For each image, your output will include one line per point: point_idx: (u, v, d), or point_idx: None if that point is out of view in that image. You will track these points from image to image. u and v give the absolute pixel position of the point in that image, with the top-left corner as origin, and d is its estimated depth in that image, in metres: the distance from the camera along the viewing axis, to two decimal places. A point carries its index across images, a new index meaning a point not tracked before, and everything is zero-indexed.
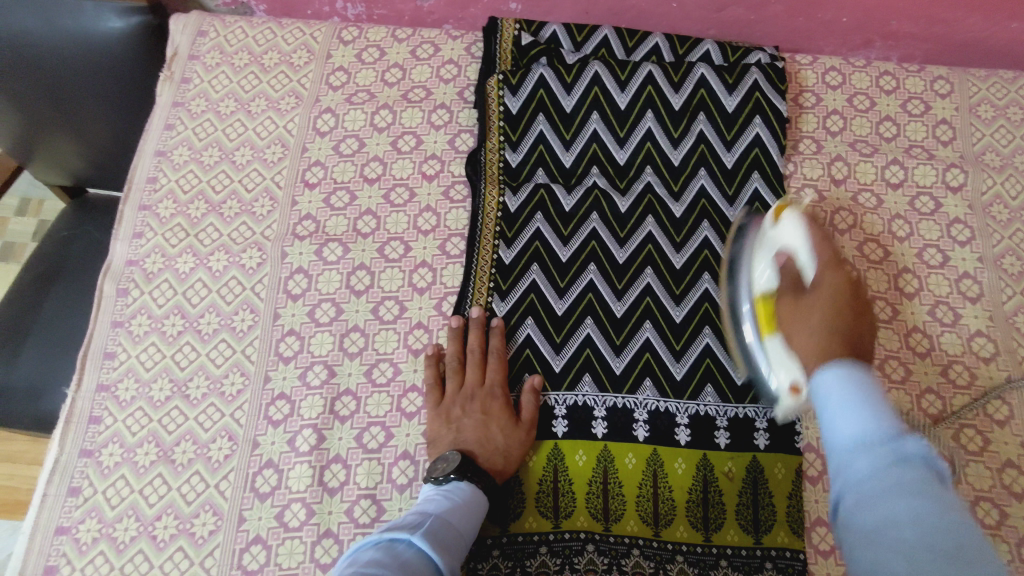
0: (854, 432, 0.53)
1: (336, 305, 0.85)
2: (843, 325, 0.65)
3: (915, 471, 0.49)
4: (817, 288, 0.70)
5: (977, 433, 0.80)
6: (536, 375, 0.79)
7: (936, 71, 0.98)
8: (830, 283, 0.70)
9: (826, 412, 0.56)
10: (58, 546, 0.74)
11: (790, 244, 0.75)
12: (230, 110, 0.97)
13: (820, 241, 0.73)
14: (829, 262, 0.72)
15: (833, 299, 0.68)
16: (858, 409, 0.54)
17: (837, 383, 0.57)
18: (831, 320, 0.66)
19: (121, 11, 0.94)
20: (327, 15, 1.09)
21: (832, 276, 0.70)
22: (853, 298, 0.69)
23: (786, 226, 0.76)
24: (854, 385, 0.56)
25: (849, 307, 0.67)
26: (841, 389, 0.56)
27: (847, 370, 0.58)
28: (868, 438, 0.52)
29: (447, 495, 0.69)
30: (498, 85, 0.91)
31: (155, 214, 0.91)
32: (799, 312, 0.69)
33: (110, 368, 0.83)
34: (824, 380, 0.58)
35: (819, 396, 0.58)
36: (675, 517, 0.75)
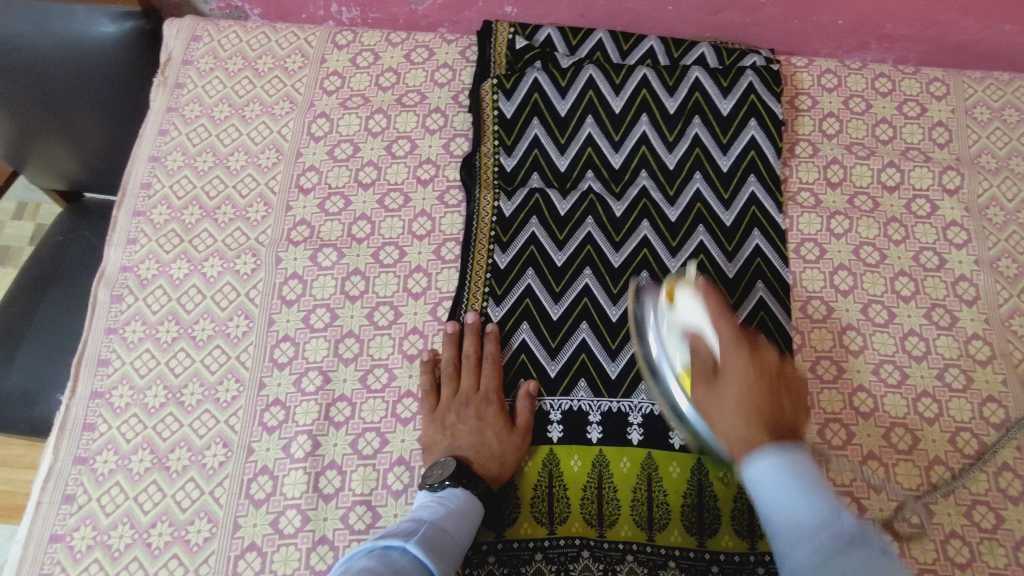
0: (798, 521, 0.55)
1: (331, 311, 0.85)
2: (758, 410, 0.63)
3: (860, 550, 0.51)
4: (726, 378, 0.67)
5: (973, 437, 0.80)
6: (531, 381, 0.79)
7: (931, 74, 0.98)
8: (737, 365, 0.66)
9: (765, 497, 0.57)
10: (52, 554, 0.74)
11: (689, 324, 0.71)
12: (224, 115, 0.97)
13: (717, 312, 0.69)
14: (731, 339, 0.68)
15: (743, 380, 0.65)
16: (800, 498, 0.55)
17: (774, 469, 0.58)
18: (746, 406, 0.64)
19: (114, 16, 0.95)
20: (321, 19, 1.09)
21: (735, 354, 0.67)
22: (764, 373, 0.66)
23: (682, 301, 0.72)
24: (792, 475, 0.57)
25: (762, 387, 0.65)
26: (778, 482, 0.57)
27: (777, 459, 0.58)
28: (812, 527, 0.53)
29: (442, 501, 0.69)
30: (492, 90, 0.91)
31: (149, 220, 0.91)
32: (714, 404, 0.67)
33: (104, 375, 0.83)
34: (758, 473, 0.58)
35: (754, 481, 0.59)
36: (669, 521, 0.75)
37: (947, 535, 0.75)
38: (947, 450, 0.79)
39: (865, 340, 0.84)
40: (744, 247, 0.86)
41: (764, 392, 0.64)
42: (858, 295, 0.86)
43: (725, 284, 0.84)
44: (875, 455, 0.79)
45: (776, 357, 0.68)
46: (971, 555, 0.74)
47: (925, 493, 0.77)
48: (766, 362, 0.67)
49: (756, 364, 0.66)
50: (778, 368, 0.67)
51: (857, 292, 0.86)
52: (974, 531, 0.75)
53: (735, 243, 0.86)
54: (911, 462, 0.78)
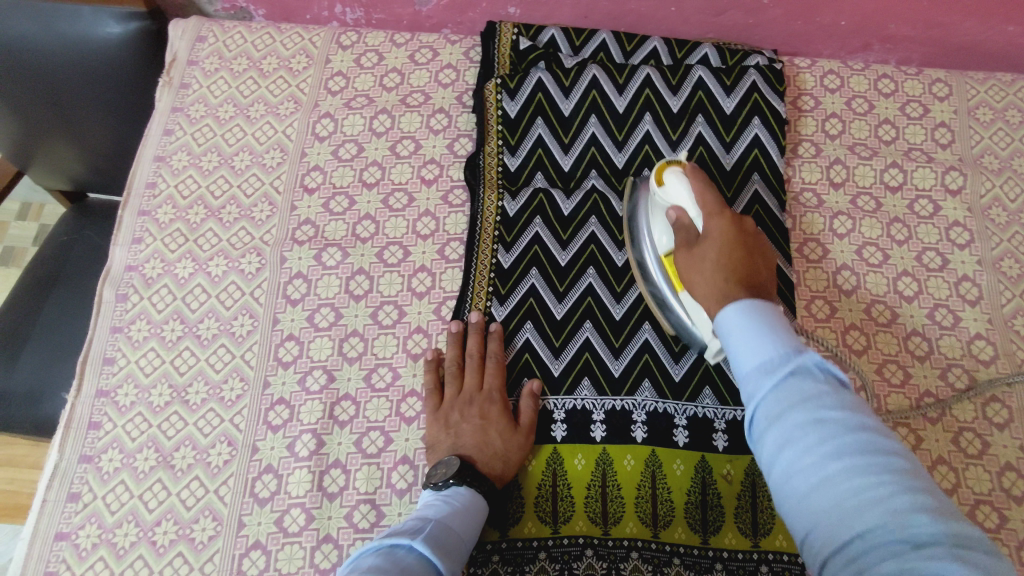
0: (759, 354, 0.56)
1: (336, 310, 0.85)
2: (734, 268, 0.67)
3: (815, 381, 0.53)
4: (706, 241, 0.70)
5: (977, 436, 0.80)
6: (535, 379, 0.79)
7: (934, 75, 0.98)
8: (716, 229, 0.70)
9: (730, 344, 0.59)
10: (58, 552, 0.75)
11: (675, 199, 0.75)
12: (229, 115, 0.97)
13: (702, 187, 0.73)
14: (711, 207, 0.71)
15: (721, 241, 0.69)
16: (760, 338, 0.56)
17: (737, 317, 0.59)
18: (722, 264, 0.67)
19: (121, 17, 0.95)
20: (325, 20, 1.09)
21: (717, 219, 0.70)
22: (742, 237, 0.69)
23: (669, 180, 0.76)
24: (754, 317, 0.58)
25: (738, 247, 0.68)
26: (741, 325, 0.58)
27: (745, 304, 0.60)
28: (769, 361, 0.55)
29: (448, 500, 0.69)
30: (497, 90, 0.91)
31: (154, 219, 0.91)
32: (693, 264, 0.70)
33: (109, 374, 0.83)
34: (726, 317, 0.60)
35: (721, 331, 0.60)
36: (673, 519, 0.75)
37: None
38: (950, 450, 0.79)
39: (868, 339, 0.84)
40: None
41: (740, 253, 0.68)
42: (861, 295, 0.86)
43: None
44: None
45: (752, 225, 0.72)
46: None
47: None
48: (744, 228, 0.71)
49: (735, 228, 0.70)
50: (755, 236, 0.71)
51: (860, 292, 0.86)
52: None
53: None
54: None
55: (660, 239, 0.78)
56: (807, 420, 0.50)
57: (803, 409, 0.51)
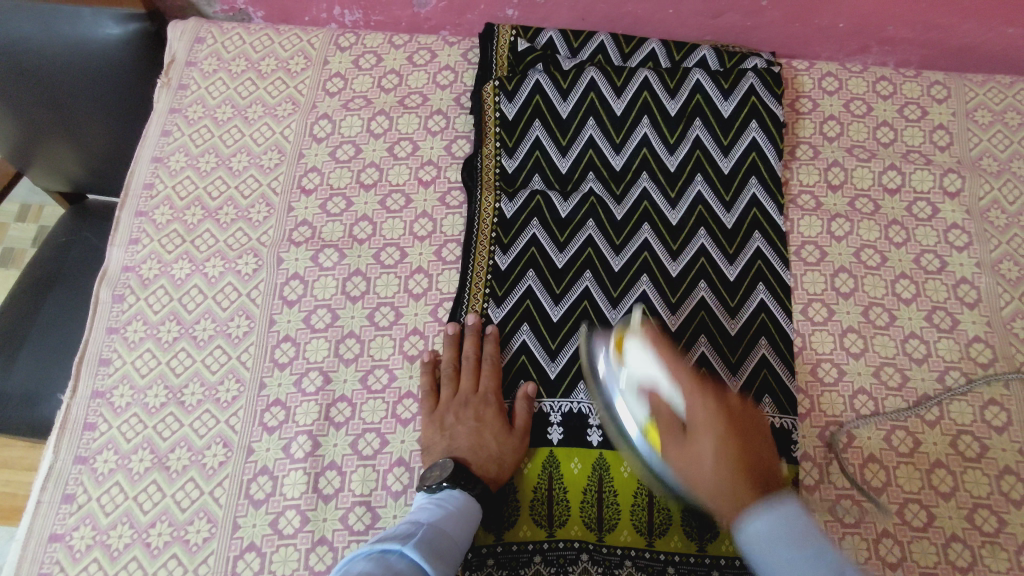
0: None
1: (332, 311, 0.85)
2: (736, 458, 0.61)
3: None
4: (696, 426, 0.64)
5: (975, 440, 0.79)
6: (530, 382, 0.79)
7: (932, 77, 0.98)
8: (702, 412, 0.64)
9: (764, 568, 0.55)
10: (51, 553, 0.74)
11: (647, 372, 0.69)
12: (227, 116, 0.97)
13: (674, 362, 0.67)
14: (690, 386, 0.66)
15: (712, 432, 0.63)
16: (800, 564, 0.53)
17: (767, 531, 0.56)
18: (723, 460, 0.61)
19: (120, 18, 0.96)
20: (324, 21, 1.09)
21: (702, 403, 0.64)
22: (731, 418, 0.64)
23: (636, 352, 0.70)
24: (789, 530, 0.55)
25: (731, 434, 0.63)
26: (773, 543, 0.55)
27: (774, 518, 0.56)
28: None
29: (441, 503, 0.69)
30: (494, 91, 0.91)
31: (152, 220, 0.91)
32: (687, 461, 0.64)
33: (105, 375, 0.83)
34: (754, 529, 0.57)
35: (749, 550, 0.57)
36: (669, 526, 0.75)
37: (949, 539, 0.75)
38: (948, 453, 0.78)
39: (865, 342, 0.84)
40: (745, 250, 0.86)
41: (737, 441, 0.63)
42: (858, 297, 0.86)
43: (726, 286, 0.84)
44: (876, 457, 0.78)
45: (735, 399, 0.67)
46: (973, 559, 0.74)
47: (927, 496, 0.77)
48: (729, 404, 0.66)
49: (722, 408, 0.64)
50: (742, 411, 0.66)
51: (859, 294, 0.86)
52: (975, 534, 0.75)
53: (736, 245, 0.86)
54: (913, 465, 0.78)
55: (636, 411, 0.71)
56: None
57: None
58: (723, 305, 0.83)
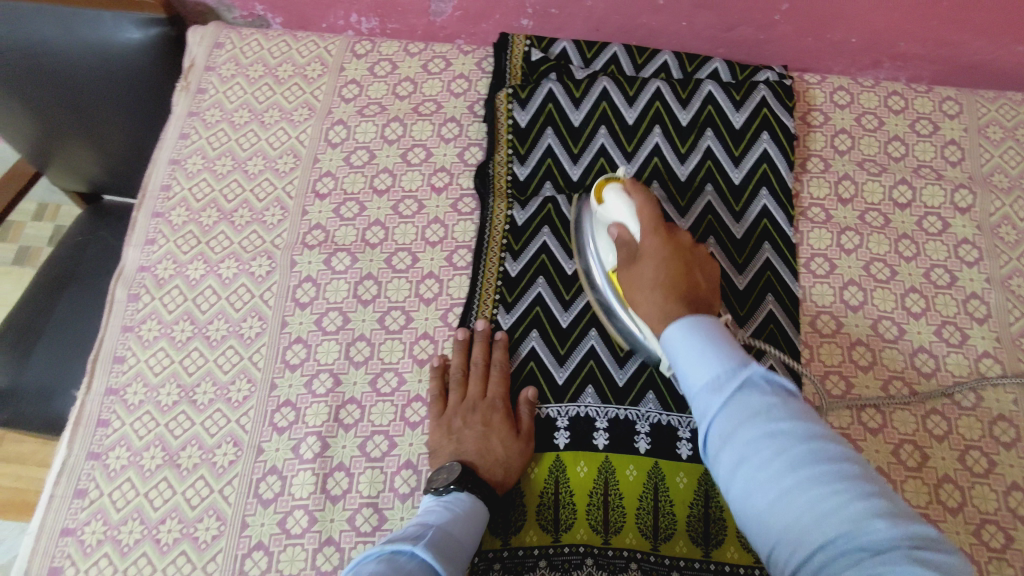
0: (709, 378, 0.57)
1: (343, 314, 0.86)
2: (677, 291, 0.67)
3: (764, 395, 0.55)
4: (646, 254, 0.70)
5: (983, 455, 0.79)
6: (533, 388, 0.79)
7: (944, 93, 0.98)
8: (652, 246, 0.70)
9: (677, 361, 0.61)
10: (63, 547, 0.75)
11: (616, 216, 0.75)
12: (244, 120, 0.99)
13: (640, 203, 0.73)
14: (649, 224, 0.71)
15: (658, 263, 0.69)
16: (705, 352, 0.59)
17: (682, 333, 0.61)
18: (663, 290, 0.67)
19: (141, 22, 0.97)
20: (341, 28, 1.11)
21: (654, 237, 0.70)
22: (678, 253, 0.70)
23: (611, 198, 0.75)
24: (700, 331, 0.60)
25: (675, 267, 0.69)
26: (685, 339, 0.60)
27: (692, 327, 0.61)
28: (716, 381, 0.57)
29: (448, 506, 0.68)
30: (508, 99, 0.93)
31: (168, 221, 0.92)
32: (635, 288, 0.70)
33: (119, 372, 0.84)
34: (671, 334, 0.62)
35: (667, 347, 0.62)
36: (674, 531, 0.75)
37: None
38: (956, 468, 0.78)
39: (874, 355, 0.84)
40: (755, 260, 0.87)
41: (678, 267, 0.69)
42: (867, 311, 0.86)
43: (735, 295, 0.85)
44: (884, 470, 0.78)
45: (688, 240, 0.72)
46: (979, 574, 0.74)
47: (934, 511, 0.76)
48: (679, 244, 0.71)
49: (669, 244, 0.70)
50: (691, 249, 0.71)
51: (867, 308, 0.86)
52: (983, 550, 0.75)
53: (745, 255, 0.87)
54: (920, 479, 0.78)
55: (605, 253, 0.78)
56: (759, 436, 0.52)
57: (753, 423, 0.53)
58: (732, 313, 0.84)
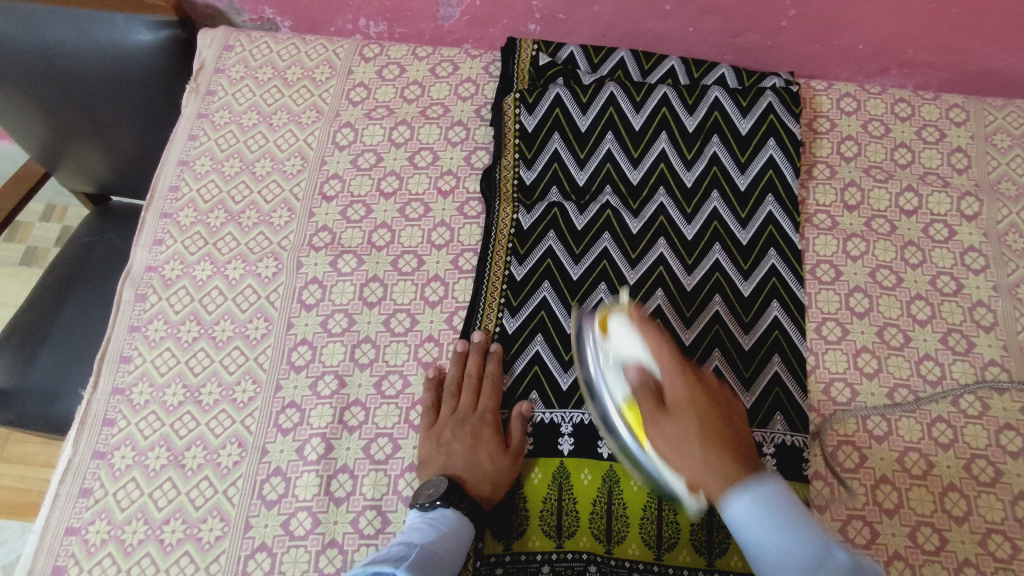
0: (794, 560, 0.56)
1: (349, 316, 0.86)
2: (724, 444, 0.62)
3: None
4: (677, 401, 0.64)
5: (989, 464, 0.79)
6: (527, 403, 0.79)
7: (951, 100, 0.98)
8: (680, 391, 0.64)
9: (749, 539, 0.58)
10: (67, 547, 0.76)
11: (634, 354, 0.68)
12: (252, 122, 0.99)
13: (658, 341, 0.67)
14: (672, 364, 0.65)
15: (694, 413, 0.63)
16: (785, 534, 0.57)
17: (750, 510, 0.58)
18: (709, 444, 0.62)
19: (152, 25, 0.98)
20: (349, 32, 1.11)
21: (682, 380, 0.65)
22: (708, 399, 0.65)
23: (622, 333, 0.70)
24: (771, 506, 0.58)
25: (712, 418, 0.64)
26: (759, 518, 0.58)
27: (762, 500, 0.59)
28: (803, 564, 0.55)
29: (433, 524, 0.69)
30: (515, 104, 0.93)
31: (175, 222, 0.93)
32: (671, 441, 0.63)
33: (125, 372, 0.85)
34: (738, 507, 0.59)
35: (736, 526, 0.60)
36: (678, 541, 0.75)
37: (961, 564, 0.74)
38: (962, 476, 0.78)
39: (879, 363, 0.84)
40: (760, 267, 0.87)
41: (714, 417, 0.64)
42: (873, 318, 0.86)
43: (740, 302, 0.85)
44: (888, 478, 0.78)
45: (711, 380, 0.68)
46: None
47: (940, 520, 0.76)
48: (706, 387, 0.66)
49: (699, 389, 0.65)
50: (715, 391, 0.67)
51: (873, 315, 0.86)
52: (988, 559, 0.74)
53: (751, 261, 0.87)
54: (925, 487, 0.77)
55: (617, 389, 0.71)
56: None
57: None
58: (737, 320, 0.84)
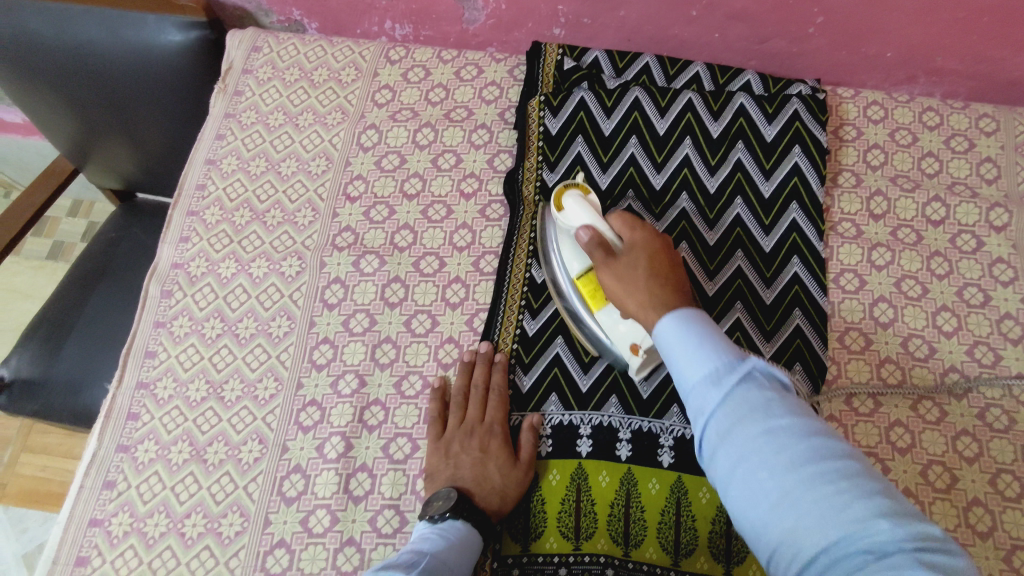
0: (704, 368, 0.57)
1: (370, 316, 0.87)
2: (664, 280, 0.68)
3: (762, 388, 0.55)
4: (625, 250, 0.71)
5: (1015, 480, 0.77)
6: (539, 413, 0.79)
7: (981, 109, 0.97)
8: (631, 241, 0.71)
9: (670, 356, 0.60)
10: (91, 538, 0.77)
11: None
12: (279, 123, 1.00)
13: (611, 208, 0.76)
14: (627, 223, 0.73)
15: (642, 255, 0.70)
16: (703, 346, 0.58)
17: (677, 330, 0.61)
18: (653, 276, 0.68)
19: (182, 25, 0.99)
20: (375, 34, 1.12)
21: (635, 233, 0.72)
22: (656, 250, 0.71)
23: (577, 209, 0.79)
24: (693, 322, 0.61)
25: (657, 260, 0.70)
26: (682, 330, 0.60)
27: (687, 320, 0.61)
28: (715, 372, 0.56)
29: (443, 533, 0.68)
30: (539, 107, 0.93)
31: (202, 219, 0.94)
32: (619, 276, 0.70)
33: (150, 367, 0.86)
34: (664, 323, 0.62)
35: (663, 342, 0.62)
36: (697, 547, 0.74)
37: None
38: (987, 491, 0.77)
39: (903, 373, 0.83)
40: (783, 274, 0.86)
41: (660, 260, 0.70)
42: (898, 328, 0.85)
43: (762, 309, 0.84)
44: (911, 491, 0.77)
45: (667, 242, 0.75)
46: None
47: (962, 535, 0.75)
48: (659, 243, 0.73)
49: (650, 241, 0.72)
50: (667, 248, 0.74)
51: (898, 325, 0.85)
52: None
53: (773, 269, 0.86)
54: (949, 501, 0.76)
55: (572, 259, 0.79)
56: (756, 431, 0.52)
57: (752, 415, 0.53)
58: (758, 327, 0.83)
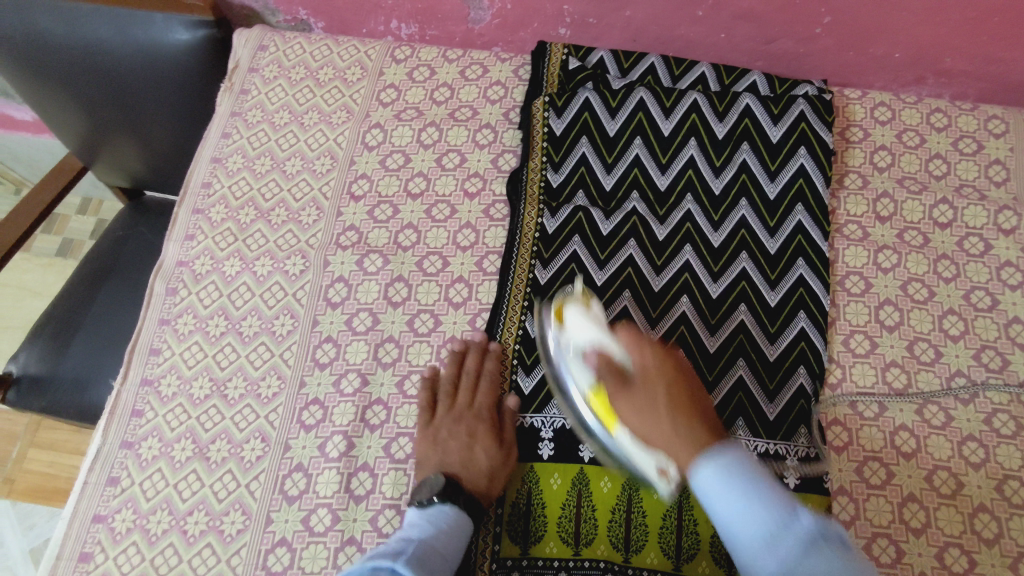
0: (757, 527, 0.55)
1: (374, 315, 0.87)
2: (689, 411, 0.64)
3: (820, 545, 0.52)
4: (639, 380, 0.67)
5: (1022, 486, 0.76)
6: (514, 397, 0.80)
7: (990, 111, 0.96)
8: (643, 367, 0.67)
9: (716, 509, 0.58)
10: (94, 534, 0.77)
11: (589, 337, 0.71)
12: (284, 122, 1.00)
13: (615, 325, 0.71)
14: (635, 342, 0.68)
15: (660, 386, 0.66)
16: (750, 500, 0.56)
17: (719, 479, 0.58)
18: (677, 410, 0.64)
19: (189, 24, 1.00)
20: (381, 34, 1.12)
21: (644, 358, 0.67)
22: (671, 373, 0.67)
23: (575, 321, 0.73)
24: (734, 471, 0.58)
25: (676, 387, 0.66)
26: (724, 483, 0.58)
27: (727, 466, 0.58)
28: (769, 531, 0.54)
29: (430, 520, 0.70)
30: (544, 107, 0.93)
31: (207, 217, 0.95)
32: (641, 412, 0.66)
33: (154, 364, 0.86)
34: (705, 474, 0.59)
35: (704, 493, 0.59)
36: (698, 552, 0.74)
37: None
38: (993, 497, 0.76)
39: (909, 377, 0.82)
40: (787, 277, 0.85)
41: (677, 387, 0.66)
42: (904, 331, 0.84)
43: (766, 311, 0.84)
44: (916, 497, 0.76)
45: (678, 356, 0.70)
46: None
47: (968, 541, 0.74)
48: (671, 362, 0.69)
49: (663, 365, 0.67)
50: (681, 366, 0.70)
51: (904, 328, 0.84)
52: None
53: (778, 271, 0.86)
54: (954, 507, 0.76)
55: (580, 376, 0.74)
56: None
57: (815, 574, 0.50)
58: (762, 330, 0.83)
